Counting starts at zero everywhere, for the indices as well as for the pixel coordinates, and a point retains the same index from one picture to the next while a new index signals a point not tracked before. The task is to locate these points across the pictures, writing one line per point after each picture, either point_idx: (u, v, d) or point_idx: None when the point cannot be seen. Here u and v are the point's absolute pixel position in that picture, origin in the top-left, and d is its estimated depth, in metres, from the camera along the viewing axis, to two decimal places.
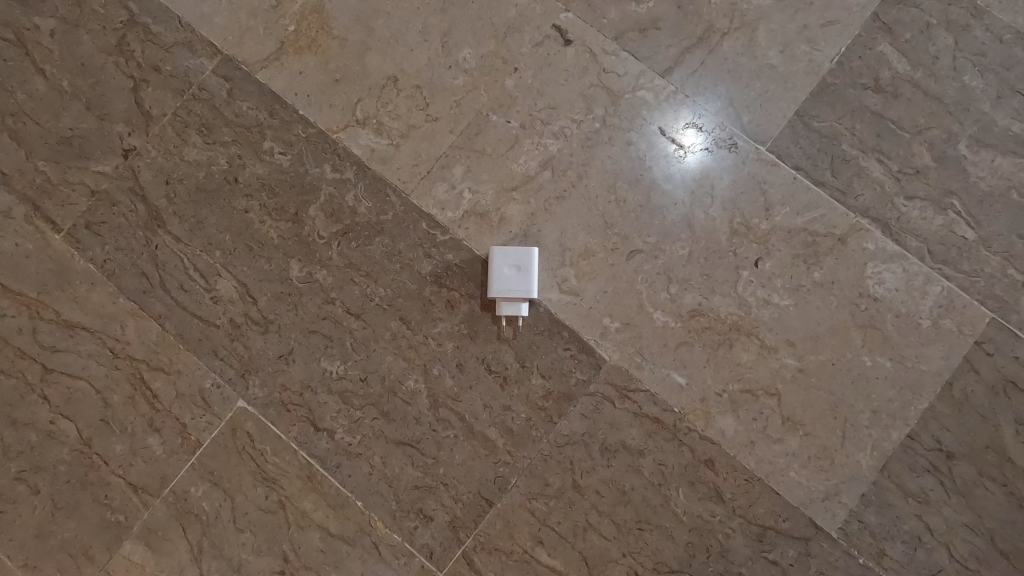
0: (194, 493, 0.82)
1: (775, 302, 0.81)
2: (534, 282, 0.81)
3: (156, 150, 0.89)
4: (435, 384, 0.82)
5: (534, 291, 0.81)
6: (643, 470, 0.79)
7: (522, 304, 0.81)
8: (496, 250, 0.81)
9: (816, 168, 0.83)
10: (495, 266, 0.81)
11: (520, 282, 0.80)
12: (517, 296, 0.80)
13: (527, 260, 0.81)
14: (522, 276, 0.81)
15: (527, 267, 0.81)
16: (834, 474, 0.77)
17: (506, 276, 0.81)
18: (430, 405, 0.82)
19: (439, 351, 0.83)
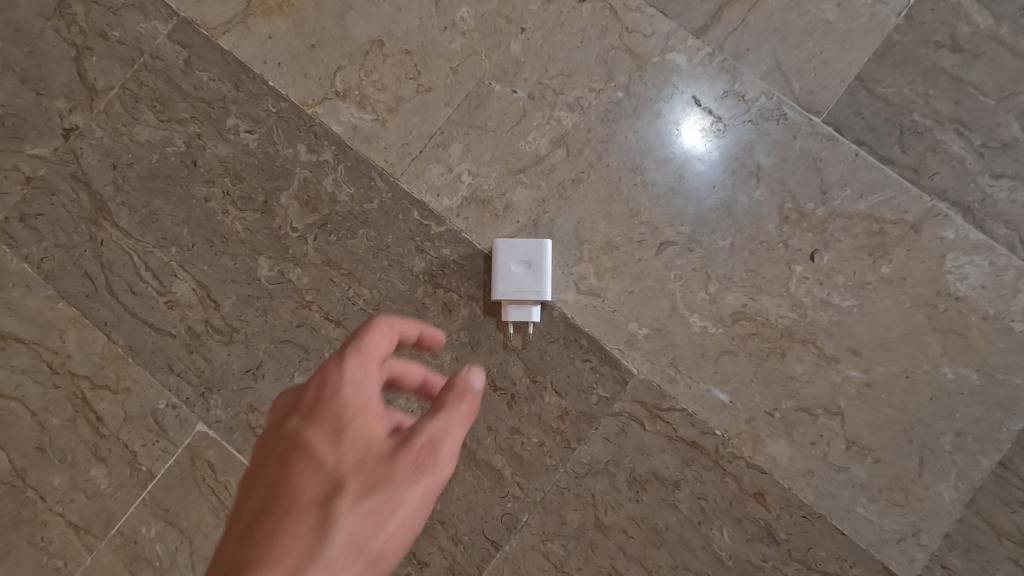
0: (146, 534, 0.69)
1: (835, 302, 0.68)
2: (546, 280, 0.67)
3: (102, 130, 0.76)
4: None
5: (546, 291, 0.67)
6: (679, 505, 0.66)
7: (531, 307, 0.68)
8: (501, 242, 0.68)
9: (882, 143, 0.70)
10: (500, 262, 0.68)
11: (529, 281, 0.67)
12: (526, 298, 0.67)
13: (538, 254, 0.68)
14: (532, 273, 0.67)
15: (539, 263, 0.68)
16: (910, 510, 0.64)
17: (513, 273, 0.68)
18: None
19: (435, 363, 0.70)
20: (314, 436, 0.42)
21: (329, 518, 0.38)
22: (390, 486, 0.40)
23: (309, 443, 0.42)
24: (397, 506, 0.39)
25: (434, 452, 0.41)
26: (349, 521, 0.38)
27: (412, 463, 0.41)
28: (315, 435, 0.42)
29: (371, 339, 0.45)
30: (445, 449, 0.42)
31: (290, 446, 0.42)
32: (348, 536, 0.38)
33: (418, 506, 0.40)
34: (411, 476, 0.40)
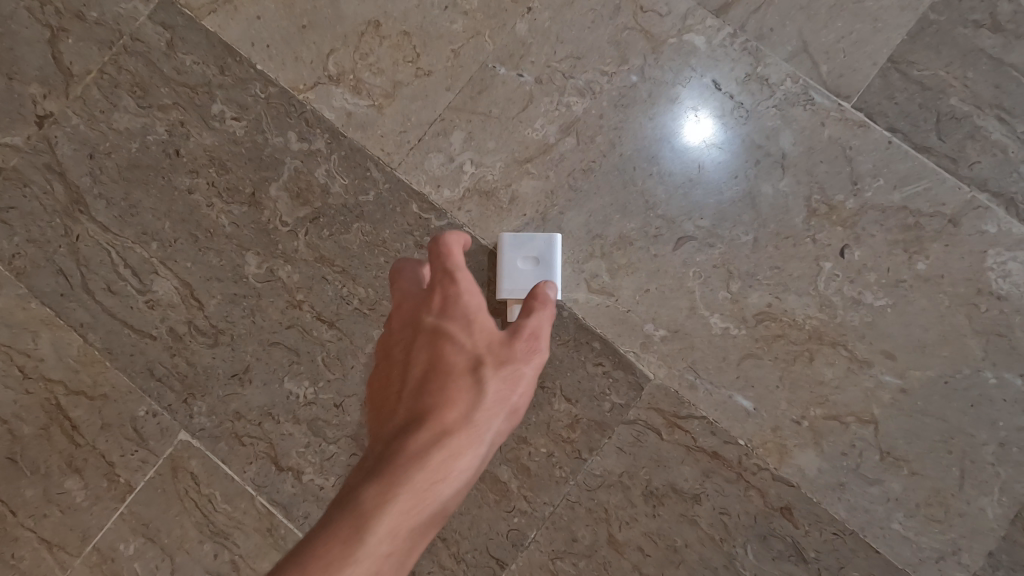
0: (125, 551, 0.64)
1: (867, 302, 0.63)
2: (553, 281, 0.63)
3: (79, 117, 0.71)
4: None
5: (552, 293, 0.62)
6: (699, 520, 0.61)
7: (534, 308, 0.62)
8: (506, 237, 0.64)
9: (917, 130, 0.65)
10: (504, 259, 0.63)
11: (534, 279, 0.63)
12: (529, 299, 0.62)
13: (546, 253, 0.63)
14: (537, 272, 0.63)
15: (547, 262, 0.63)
16: (951, 527, 0.60)
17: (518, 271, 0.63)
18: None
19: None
20: (441, 328, 0.50)
21: (476, 383, 0.48)
22: (512, 356, 0.50)
23: (438, 333, 0.50)
24: (523, 368, 0.50)
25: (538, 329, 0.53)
26: (491, 382, 0.48)
27: (524, 342, 0.51)
28: (442, 326, 0.50)
29: (459, 251, 0.53)
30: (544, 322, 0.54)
31: (424, 337, 0.50)
32: (494, 392, 0.48)
33: (535, 366, 0.51)
34: (526, 346, 0.51)
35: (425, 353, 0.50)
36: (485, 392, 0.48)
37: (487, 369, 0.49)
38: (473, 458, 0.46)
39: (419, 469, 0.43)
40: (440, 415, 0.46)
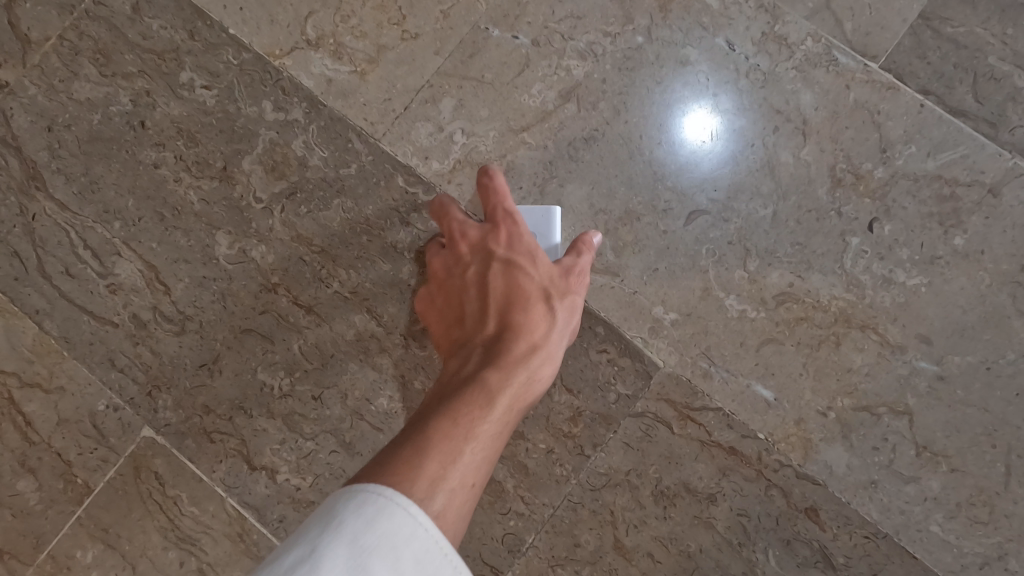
0: (82, 559, 0.58)
1: (899, 281, 0.57)
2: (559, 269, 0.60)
3: (36, 86, 0.65)
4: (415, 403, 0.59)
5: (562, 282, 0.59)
6: (715, 523, 0.55)
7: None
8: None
9: (953, 92, 0.59)
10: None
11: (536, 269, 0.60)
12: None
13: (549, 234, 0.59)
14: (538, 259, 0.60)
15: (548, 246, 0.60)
16: (997, 530, 0.53)
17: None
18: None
19: (420, 355, 0.60)
20: (510, 259, 0.55)
21: (548, 308, 0.53)
22: (575, 289, 0.55)
23: (509, 265, 0.55)
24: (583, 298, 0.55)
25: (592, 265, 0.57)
26: (561, 308, 0.54)
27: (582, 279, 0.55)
28: (511, 259, 0.55)
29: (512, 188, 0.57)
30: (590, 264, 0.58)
31: (494, 268, 0.55)
32: (564, 319, 0.54)
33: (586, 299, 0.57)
34: (583, 280, 0.56)
35: (497, 282, 0.55)
36: (556, 316, 0.53)
37: (556, 296, 0.54)
38: (550, 371, 0.51)
39: (513, 373, 0.48)
40: (521, 333, 0.51)
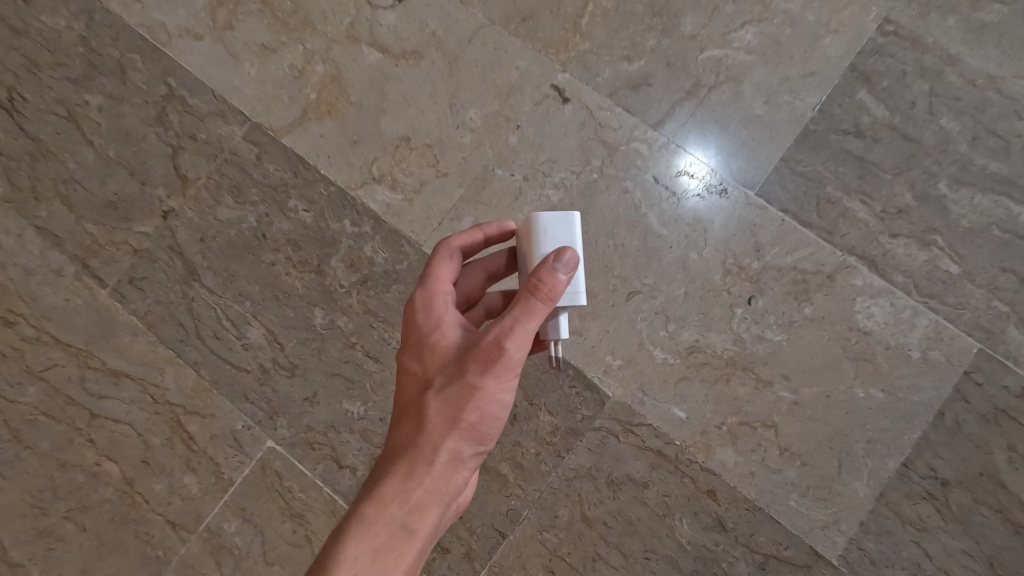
0: (228, 529, 0.88)
1: (768, 337, 0.86)
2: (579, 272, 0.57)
3: (192, 210, 0.98)
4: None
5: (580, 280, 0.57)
6: (648, 501, 0.83)
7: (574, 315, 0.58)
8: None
9: (803, 210, 0.89)
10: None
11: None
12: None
13: (542, 238, 0.58)
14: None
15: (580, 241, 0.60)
16: (834, 504, 0.81)
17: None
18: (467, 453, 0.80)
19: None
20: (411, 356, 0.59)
21: (429, 402, 0.55)
22: (458, 376, 0.55)
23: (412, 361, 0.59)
24: (475, 376, 0.54)
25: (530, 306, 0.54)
26: (441, 401, 0.55)
27: (467, 363, 0.54)
28: (413, 354, 0.59)
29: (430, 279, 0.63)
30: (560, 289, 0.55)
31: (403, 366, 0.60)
32: (445, 409, 0.54)
33: (490, 371, 0.54)
34: (472, 361, 0.54)
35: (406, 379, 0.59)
36: (437, 411, 0.55)
37: (444, 384, 0.55)
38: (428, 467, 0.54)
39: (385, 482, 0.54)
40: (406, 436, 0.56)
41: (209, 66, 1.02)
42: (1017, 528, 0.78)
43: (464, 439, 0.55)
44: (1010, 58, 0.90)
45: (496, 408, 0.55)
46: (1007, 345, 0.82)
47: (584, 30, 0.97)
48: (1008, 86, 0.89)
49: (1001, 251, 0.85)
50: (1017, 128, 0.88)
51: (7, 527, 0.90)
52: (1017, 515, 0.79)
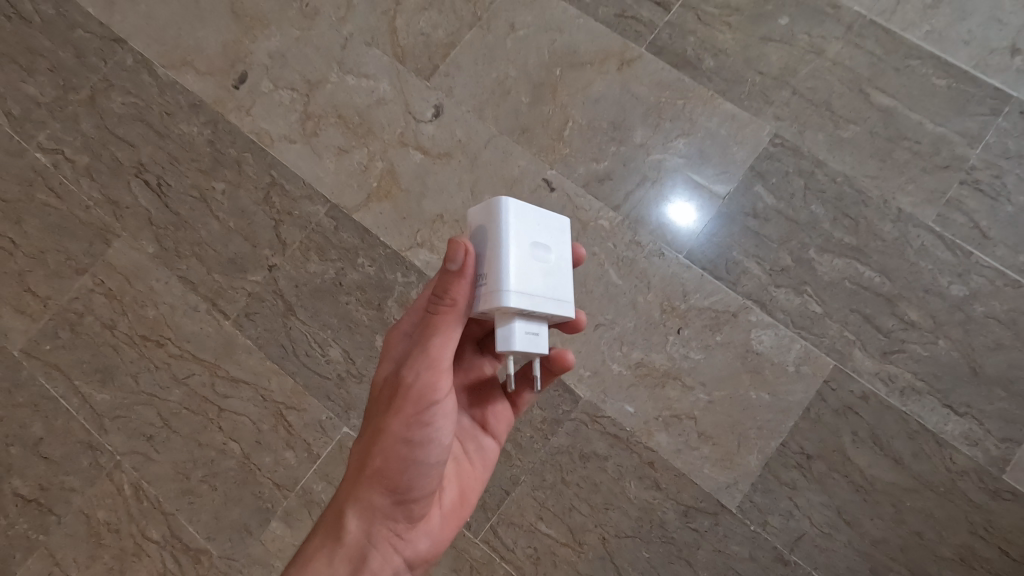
0: (316, 488, 1.26)
1: (691, 356, 1.24)
2: (500, 253, 0.74)
3: (289, 265, 1.38)
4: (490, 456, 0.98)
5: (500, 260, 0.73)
6: (608, 469, 1.20)
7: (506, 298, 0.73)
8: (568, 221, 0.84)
9: (716, 268, 1.28)
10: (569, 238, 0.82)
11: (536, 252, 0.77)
12: (541, 271, 0.77)
13: (477, 230, 0.78)
14: (530, 240, 0.77)
15: (512, 223, 0.75)
16: (734, 471, 1.18)
17: (555, 245, 0.80)
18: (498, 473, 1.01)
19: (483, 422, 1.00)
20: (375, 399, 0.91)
21: (368, 432, 0.86)
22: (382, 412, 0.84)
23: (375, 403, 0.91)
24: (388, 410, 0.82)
25: (426, 346, 0.79)
26: (372, 430, 0.85)
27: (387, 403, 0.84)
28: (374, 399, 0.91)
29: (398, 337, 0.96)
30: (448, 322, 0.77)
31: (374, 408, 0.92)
32: (371, 437, 0.84)
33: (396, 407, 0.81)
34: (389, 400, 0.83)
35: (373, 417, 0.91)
36: (369, 437, 0.85)
37: (379, 416, 0.85)
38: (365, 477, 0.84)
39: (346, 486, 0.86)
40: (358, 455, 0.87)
41: (300, 161, 1.44)
42: (857, 486, 1.15)
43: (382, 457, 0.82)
44: (860, 163, 1.30)
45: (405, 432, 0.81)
46: (853, 363, 1.20)
47: (566, 139, 1.38)
48: (857, 183, 1.29)
49: (851, 297, 1.23)
50: (863, 212, 1.27)
51: (162, 486, 1.28)
52: (858, 478, 1.15)
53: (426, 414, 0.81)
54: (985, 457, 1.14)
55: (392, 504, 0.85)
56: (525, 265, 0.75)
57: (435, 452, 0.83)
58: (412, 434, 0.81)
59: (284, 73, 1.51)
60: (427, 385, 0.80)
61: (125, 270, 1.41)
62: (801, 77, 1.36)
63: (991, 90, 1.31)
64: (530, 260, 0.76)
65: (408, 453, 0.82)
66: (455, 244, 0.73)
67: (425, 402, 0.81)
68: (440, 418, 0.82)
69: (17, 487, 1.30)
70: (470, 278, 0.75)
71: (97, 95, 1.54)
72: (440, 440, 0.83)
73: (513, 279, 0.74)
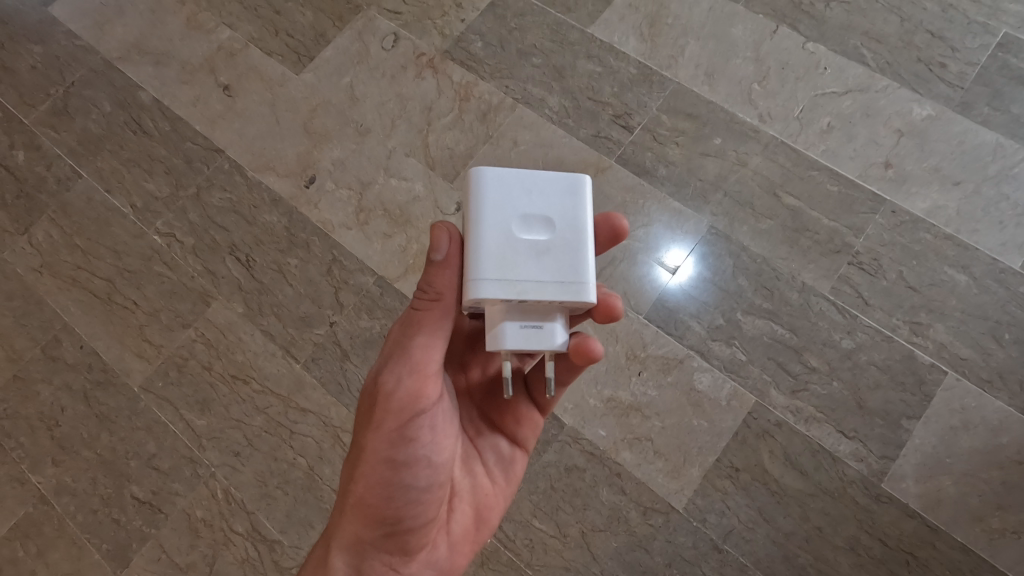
0: None
1: (649, 392, 1.64)
2: (480, 235, 0.89)
3: (346, 322, 1.82)
4: (497, 465, 1.14)
5: (476, 238, 0.89)
6: (586, 477, 1.59)
7: (484, 279, 0.88)
8: (571, 189, 0.93)
9: (668, 325, 1.69)
10: (568, 200, 0.93)
11: (523, 224, 0.91)
12: (526, 244, 0.90)
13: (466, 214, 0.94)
14: (515, 211, 0.91)
15: (490, 194, 0.91)
16: (681, 480, 1.57)
17: (549, 213, 0.92)
18: (509, 480, 1.16)
19: (494, 430, 1.15)
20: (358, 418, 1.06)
21: (359, 452, 1.01)
22: (369, 434, 1.00)
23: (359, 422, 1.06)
24: (376, 430, 0.99)
25: (408, 364, 0.96)
26: (362, 450, 1.01)
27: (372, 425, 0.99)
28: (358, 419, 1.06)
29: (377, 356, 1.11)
30: (432, 327, 0.96)
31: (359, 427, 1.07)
32: (363, 456, 1.00)
33: (382, 426, 0.98)
34: (374, 421, 0.99)
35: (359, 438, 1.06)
36: (361, 456, 1.01)
37: (367, 436, 1.00)
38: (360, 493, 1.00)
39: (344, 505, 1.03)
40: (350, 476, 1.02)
41: (355, 243, 1.91)
42: (772, 492, 1.54)
43: (374, 473, 0.98)
44: (774, 248, 1.74)
45: (390, 448, 0.98)
46: (769, 398, 1.61)
47: None
48: (772, 262, 1.73)
49: (768, 348, 1.65)
50: (777, 284, 1.71)
51: (246, 491, 1.68)
52: (773, 485, 1.54)
53: (411, 429, 0.98)
54: (868, 469, 1.53)
55: (389, 529, 1.00)
56: (506, 239, 0.90)
57: (423, 468, 0.99)
58: (398, 449, 0.98)
59: (342, 175, 2.00)
60: (406, 402, 0.97)
61: (220, 325, 1.86)
62: (731, 182, 1.82)
63: (870, 194, 1.76)
64: (514, 233, 0.90)
65: (397, 471, 0.98)
66: (436, 230, 0.91)
67: (408, 417, 0.97)
68: (424, 432, 0.99)
69: (134, 492, 1.71)
70: (455, 265, 0.93)
71: (201, 191, 2.03)
72: (426, 456, 0.99)
73: (496, 254, 0.89)
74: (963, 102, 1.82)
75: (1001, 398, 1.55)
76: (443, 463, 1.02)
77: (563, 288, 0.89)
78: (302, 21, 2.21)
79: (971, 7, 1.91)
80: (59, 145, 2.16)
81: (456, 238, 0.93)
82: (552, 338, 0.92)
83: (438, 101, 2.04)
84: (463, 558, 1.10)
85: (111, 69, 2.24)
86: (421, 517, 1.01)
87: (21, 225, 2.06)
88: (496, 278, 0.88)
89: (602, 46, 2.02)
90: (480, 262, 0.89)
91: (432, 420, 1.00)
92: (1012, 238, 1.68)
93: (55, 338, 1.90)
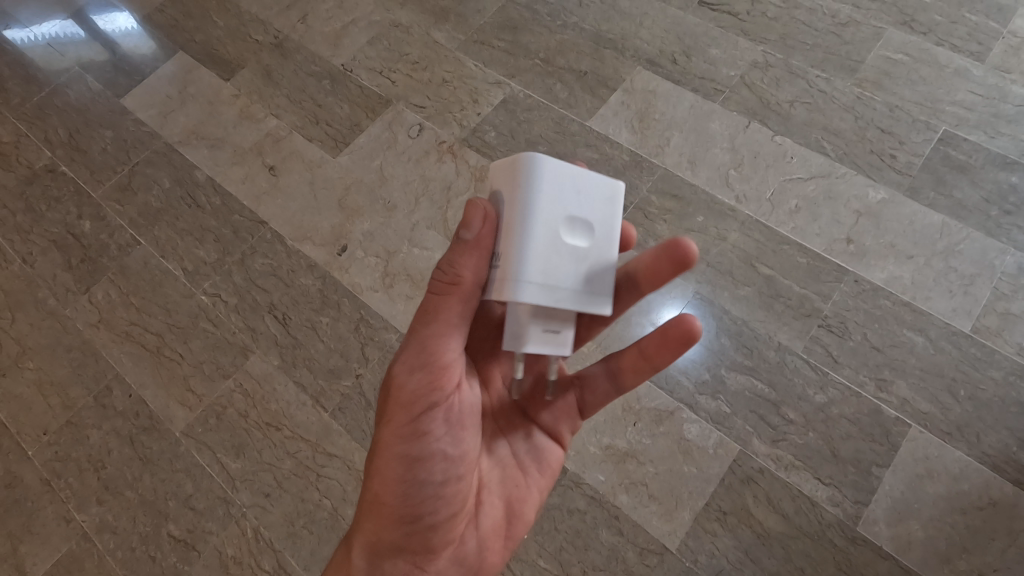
0: None
1: (643, 441, 1.82)
2: (530, 232, 1.02)
3: (371, 373, 2.03)
4: (523, 454, 1.31)
5: (528, 233, 1.02)
6: (586, 519, 1.74)
7: (531, 283, 1.01)
8: (612, 197, 1.10)
9: (659, 379, 1.89)
10: (607, 208, 1.09)
11: (569, 227, 1.06)
12: (570, 248, 1.05)
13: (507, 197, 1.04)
14: (564, 211, 1.05)
15: (548, 187, 1.03)
16: (673, 522, 1.72)
17: (592, 220, 1.07)
18: (533, 467, 1.32)
19: (524, 420, 1.33)
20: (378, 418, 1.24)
21: (378, 449, 1.19)
22: (387, 432, 1.17)
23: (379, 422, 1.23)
24: (393, 429, 1.16)
25: (419, 364, 1.14)
26: (382, 447, 1.18)
27: (390, 424, 1.17)
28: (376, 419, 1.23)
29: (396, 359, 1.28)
30: (441, 329, 1.13)
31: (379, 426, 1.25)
32: (384, 453, 1.18)
33: (399, 424, 1.16)
34: (392, 420, 1.17)
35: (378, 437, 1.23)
36: (382, 451, 1.18)
37: (384, 434, 1.17)
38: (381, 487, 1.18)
39: (368, 499, 1.21)
40: (372, 473, 1.20)
41: (381, 304, 2.15)
42: (757, 534, 1.69)
43: (394, 468, 1.16)
44: (752, 311, 1.97)
45: (404, 443, 1.15)
46: (752, 446, 1.78)
47: None
48: (751, 325, 1.95)
49: (750, 402, 1.84)
50: (756, 343, 1.92)
51: (274, 530, 1.84)
52: (757, 528, 1.69)
53: (424, 424, 1.15)
54: (844, 513, 1.69)
55: (411, 520, 1.17)
56: (554, 240, 1.03)
57: (438, 461, 1.16)
58: (412, 444, 1.15)
59: (371, 244, 2.27)
60: (415, 401, 1.14)
61: (257, 375, 2.06)
62: (713, 254, 2.07)
63: (835, 266, 2.01)
64: (559, 236, 1.04)
65: (413, 465, 1.15)
66: (473, 209, 1.03)
67: (418, 414, 1.15)
68: (437, 428, 1.16)
69: (171, 530, 1.87)
70: (484, 253, 1.06)
71: (245, 257, 2.29)
72: (441, 450, 1.16)
73: (544, 258, 1.03)
74: (912, 187, 2.11)
75: (960, 448, 1.73)
76: (457, 457, 1.18)
77: (590, 298, 1.07)
78: (339, 112, 2.56)
79: (914, 107, 2.24)
80: (121, 216, 2.45)
81: (489, 219, 1.04)
82: (562, 344, 1.11)
83: (457, 181, 2.35)
84: (489, 547, 1.26)
85: (172, 152, 2.58)
86: (440, 507, 1.17)
87: (83, 285, 2.32)
88: (544, 281, 1.02)
89: (599, 136, 2.35)
90: (532, 262, 1.02)
91: (442, 417, 1.16)
92: (961, 305, 1.91)
93: (107, 386, 2.10)
